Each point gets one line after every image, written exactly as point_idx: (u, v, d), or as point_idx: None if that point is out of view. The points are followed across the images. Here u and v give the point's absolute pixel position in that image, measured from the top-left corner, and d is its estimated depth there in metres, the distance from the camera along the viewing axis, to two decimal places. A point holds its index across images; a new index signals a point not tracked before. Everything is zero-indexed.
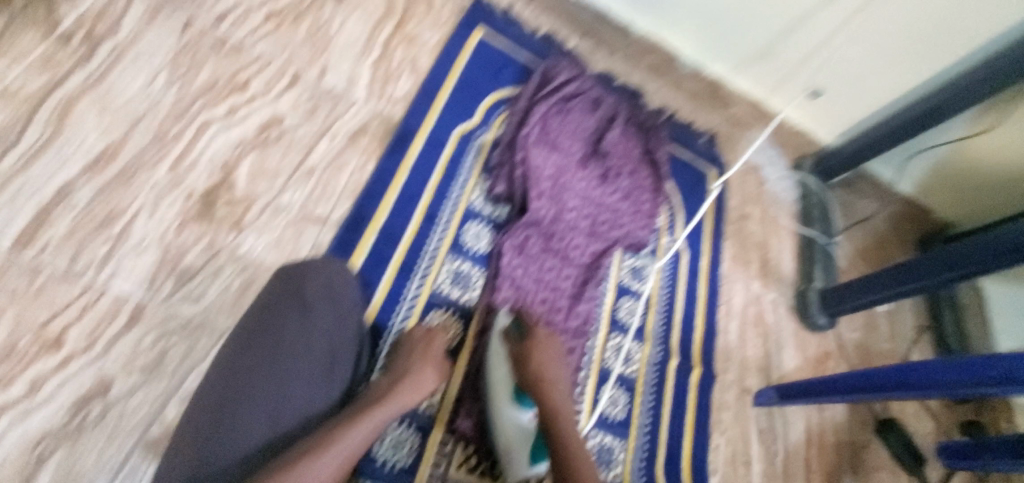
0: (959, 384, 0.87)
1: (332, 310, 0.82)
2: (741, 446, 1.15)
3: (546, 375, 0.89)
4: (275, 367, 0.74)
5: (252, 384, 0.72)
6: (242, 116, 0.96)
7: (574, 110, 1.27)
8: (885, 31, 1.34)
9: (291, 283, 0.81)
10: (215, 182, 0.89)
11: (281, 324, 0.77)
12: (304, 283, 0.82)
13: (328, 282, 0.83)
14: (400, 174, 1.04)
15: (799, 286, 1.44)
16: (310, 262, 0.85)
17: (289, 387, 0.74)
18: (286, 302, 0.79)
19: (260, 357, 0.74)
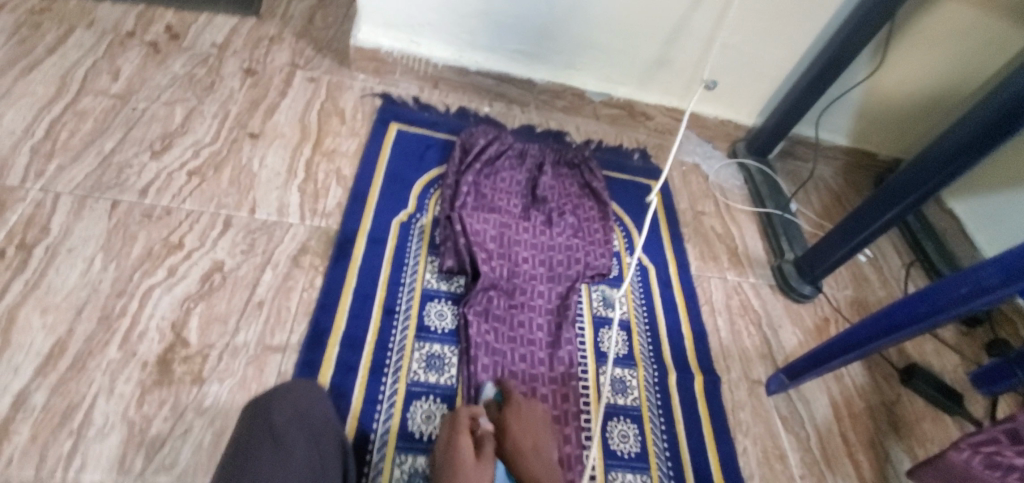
0: (940, 310, 0.89)
1: (305, 433, 0.79)
2: (770, 441, 1.10)
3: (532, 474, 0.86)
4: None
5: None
6: (183, 273, 0.99)
7: (503, 169, 1.32)
8: (762, 11, 1.40)
9: (257, 420, 0.77)
10: (168, 344, 0.90)
11: (262, 454, 0.72)
12: (271, 414, 0.79)
13: (296, 407, 0.82)
14: (349, 279, 1.06)
15: (773, 262, 1.44)
16: (273, 392, 0.83)
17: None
18: (259, 437, 0.75)
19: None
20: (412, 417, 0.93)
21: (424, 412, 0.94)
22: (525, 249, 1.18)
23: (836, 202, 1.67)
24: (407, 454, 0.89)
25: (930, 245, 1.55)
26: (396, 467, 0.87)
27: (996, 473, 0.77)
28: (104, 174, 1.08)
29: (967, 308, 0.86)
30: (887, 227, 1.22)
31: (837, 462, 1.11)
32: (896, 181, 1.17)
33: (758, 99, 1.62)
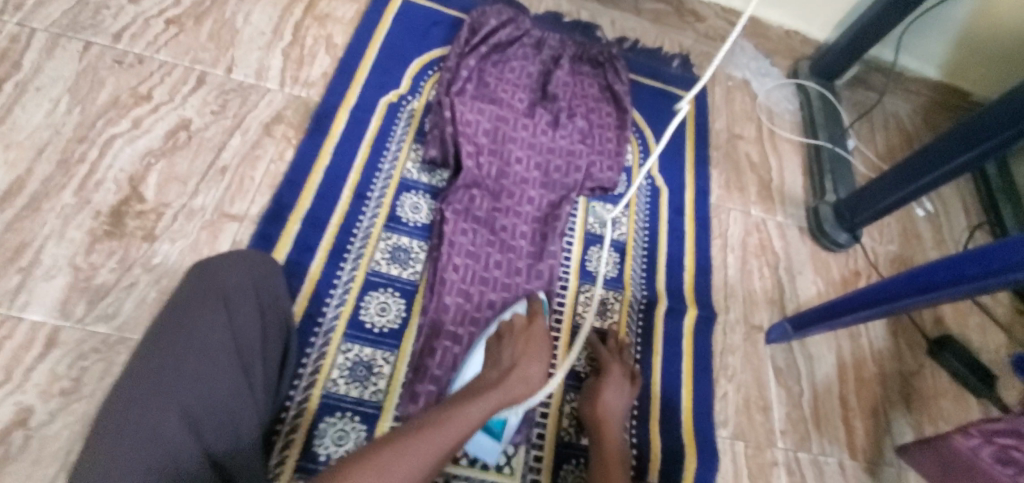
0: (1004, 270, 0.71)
1: (253, 306, 0.74)
2: (756, 391, 1.00)
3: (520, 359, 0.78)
4: (193, 368, 0.65)
5: (169, 388, 0.63)
6: (147, 127, 0.93)
7: (513, 57, 1.17)
8: None
9: (203, 282, 0.72)
10: (123, 197, 0.86)
11: (197, 319, 0.68)
12: (219, 278, 0.73)
13: (247, 277, 0.75)
14: (322, 155, 0.97)
15: (810, 204, 1.26)
16: (223, 256, 0.76)
17: (211, 389, 0.66)
18: (200, 298, 0.70)
19: (175, 359, 0.65)
20: (366, 307, 0.88)
21: (380, 303, 0.89)
22: (521, 148, 1.06)
23: (904, 142, 1.44)
24: (354, 342, 0.85)
25: (1010, 211, 1.33)
26: (340, 354, 0.83)
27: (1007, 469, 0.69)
28: (79, 11, 1.00)
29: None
30: (956, 174, 1.02)
31: (827, 424, 1.01)
32: (979, 118, 0.97)
33: (834, 9, 1.41)
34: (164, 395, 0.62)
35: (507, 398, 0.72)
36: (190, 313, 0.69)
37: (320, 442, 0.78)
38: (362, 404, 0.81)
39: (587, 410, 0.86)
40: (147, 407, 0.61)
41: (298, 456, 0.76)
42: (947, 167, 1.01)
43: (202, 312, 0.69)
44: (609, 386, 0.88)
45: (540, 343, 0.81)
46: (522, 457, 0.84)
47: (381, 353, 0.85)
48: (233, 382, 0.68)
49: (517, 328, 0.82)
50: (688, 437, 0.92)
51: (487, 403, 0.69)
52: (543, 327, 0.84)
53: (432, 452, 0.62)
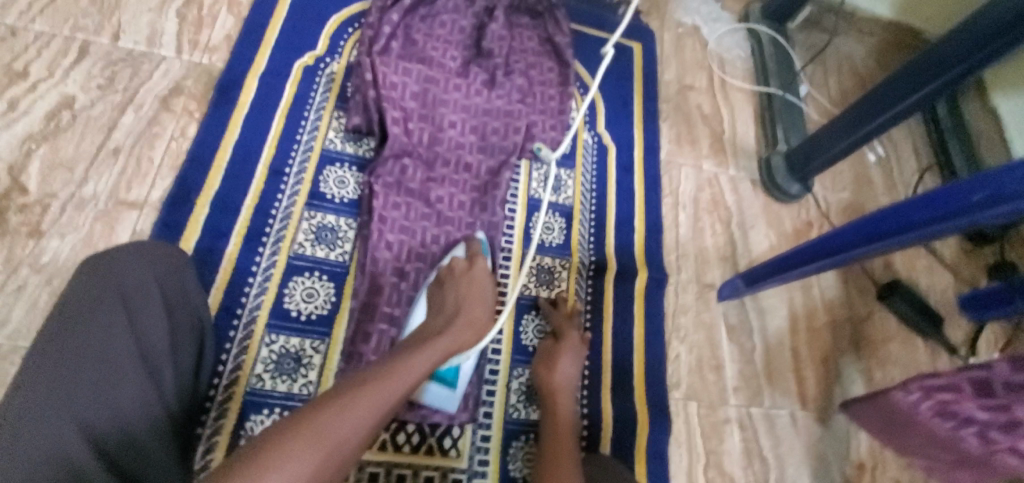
0: (965, 209, 0.67)
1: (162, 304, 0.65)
2: (709, 350, 0.99)
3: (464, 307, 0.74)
4: (94, 380, 0.56)
5: (60, 403, 0.53)
6: (26, 109, 0.83)
7: (443, 10, 1.07)
8: None
9: (96, 276, 0.61)
10: (2, 190, 0.77)
11: (95, 321, 0.58)
12: (118, 272, 0.63)
13: (153, 270, 0.66)
14: (230, 129, 0.88)
15: (763, 154, 1.22)
16: (119, 246, 0.65)
17: (112, 402, 0.56)
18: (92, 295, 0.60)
19: (68, 365, 0.55)
20: (290, 295, 0.81)
21: (306, 289, 0.82)
22: (454, 111, 0.98)
23: (857, 84, 1.40)
24: (278, 333, 0.78)
25: (957, 148, 1.31)
26: (264, 347, 0.77)
27: (950, 423, 0.66)
28: None
29: (972, 220, 0.67)
30: (905, 115, 0.99)
31: (779, 377, 1.01)
32: (927, 55, 0.93)
33: None
34: (60, 409, 0.53)
35: (453, 347, 0.68)
36: (83, 313, 0.58)
37: (247, 443, 0.72)
38: (291, 398, 0.76)
39: (540, 376, 0.83)
40: (38, 424, 0.51)
41: (222, 460, 0.71)
42: (895, 110, 0.98)
43: (98, 311, 0.59)
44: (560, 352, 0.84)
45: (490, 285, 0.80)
46: (469, 438, 0.81)
47: (310, 343, 0.79)
48: (145, 393, 0.59)
49: (458, 271, 0.80)
50: (640, 403, 0.90)
51: (435, 351, 0.65)
52: (485, 268, 0.81)
53: (370, 411, 0.55)
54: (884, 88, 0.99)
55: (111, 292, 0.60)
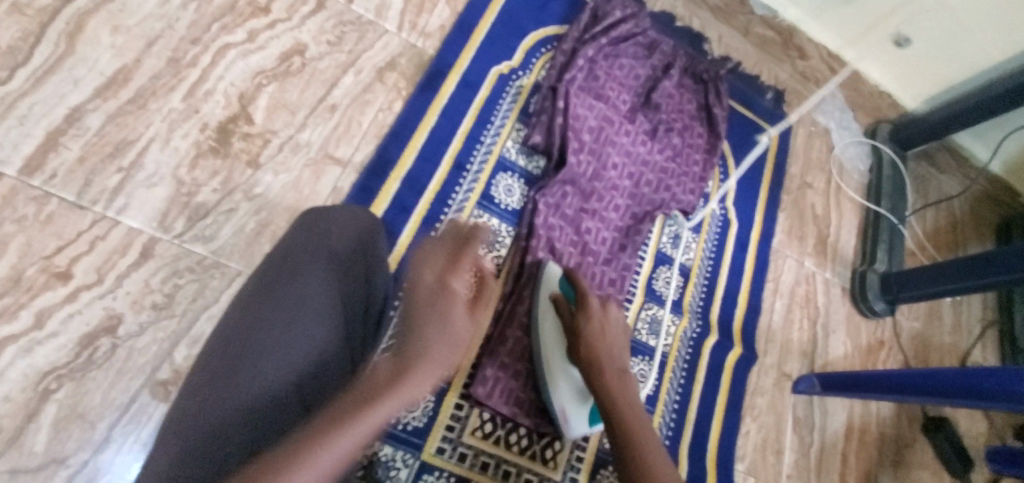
0: None
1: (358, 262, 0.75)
2: (774, 434, 1.08)
3: (596, 352, 0.78)
4: (297, 320, 0.68)
5: (271, 337, 0.65)
6: (262, 43, 0.88)
7: (626, 55, 1.14)
8: None
9: (314, 232, 0.74)
10: (231, 114, 0.83)
11: (305, 273, 0.71)
12: (328, 231, 0.75)
13: (355, 232, 0.76)
14: (429, 115, 0.95)
15: (858, 268, 1.31)
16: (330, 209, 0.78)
17: (308, 339, 0.68)
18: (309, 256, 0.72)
19: (281, 306, 0.68)
20: None
21: None
22: (617, 154, 1.06)
23: (949, 230, 1.48)
24: None
25: (1022, 312, 1.42)
26: None
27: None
28: None
29: None
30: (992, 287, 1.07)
31: (827, 476, 1.10)
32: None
33: (931, 86, 1.43)
34: (269, 341, 0.65)
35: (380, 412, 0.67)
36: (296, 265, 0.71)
37: (392, 406, 0.80)
38: (433, 376, 0.84)
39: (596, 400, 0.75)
40: (255, 350, 0.64)
41: None
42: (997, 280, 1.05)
43: (309, 264, 0.71)
44: (608, 356, 0.78)
45: (619, 336, 0.82)
46: (567, 454, 0.89)
47: (457, 330, 0.87)
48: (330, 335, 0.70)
49: (594, 309, 0.82)
50: (710, 465, 0.99)
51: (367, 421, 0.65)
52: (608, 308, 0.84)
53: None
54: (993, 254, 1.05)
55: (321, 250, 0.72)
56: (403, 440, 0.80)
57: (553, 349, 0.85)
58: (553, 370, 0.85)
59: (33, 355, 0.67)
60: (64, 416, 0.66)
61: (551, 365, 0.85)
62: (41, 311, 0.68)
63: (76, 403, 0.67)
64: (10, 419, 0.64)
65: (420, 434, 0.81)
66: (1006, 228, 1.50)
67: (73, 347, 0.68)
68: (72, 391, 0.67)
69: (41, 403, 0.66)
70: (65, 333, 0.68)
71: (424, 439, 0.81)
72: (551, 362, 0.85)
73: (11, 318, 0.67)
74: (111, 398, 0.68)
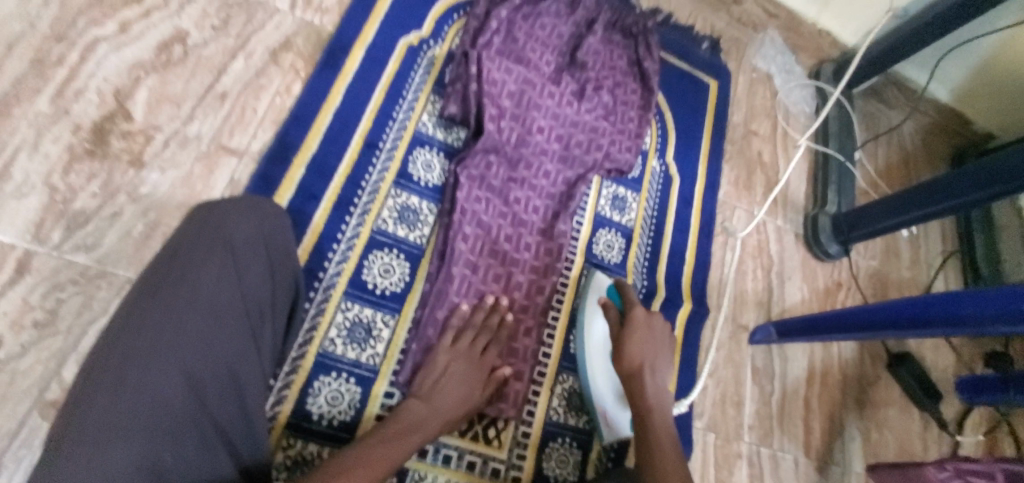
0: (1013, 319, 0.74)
1: (263, 258, 0.66)
2: (732, 387, 1.05)
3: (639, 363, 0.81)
4: (195, 327, 0.59)
5: (164, 350, 0.56)
6: (137, 34, 0.82)
7: (545, 14, 1.09)
8: None
9: (207, 227, 0.64)
10: (108, 112, 0.77)
11: (201, 272, 0.61)
12: (228, 224, 0.65)
13: (258, 226, 0.66)
14: (332, 95, 0.89)
15: (810, 211, 1.28)
16: (224, 202, 0.67)
17: (211, 351, 0.59)
18: (203, 250, 0.62)
19: (175, 309, 0.58)
20: (369, 267, 0.84)
21: (384, 265, 0.85)
22: (543, 117, 1.01)
23: (903, 163, 1.46)
24: (354, 302, 0.82)
25: (981, 239, 1.40)
26: (339, 312, 0.80)
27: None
28: None
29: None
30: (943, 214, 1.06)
31: (791, 424, 1.08)
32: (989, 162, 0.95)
33: (871, 18, 1.39)
34: (162, 354, 0.56)
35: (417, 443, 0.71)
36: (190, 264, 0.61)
37: (314, 402, 0.75)
38: (357, 367, 0.79)
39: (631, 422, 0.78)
40: (144, 366, 0.55)
41: (289, 413, 0.74)
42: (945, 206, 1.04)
43: (205, 262, 0.62)
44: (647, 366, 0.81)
45: (659, 341, 0.84)
46: (511, 432, 0.86)
47: (381, 316, 0.83)
48: (237, 343, 0.61)
49: (641, 318, 0.84)
50: None
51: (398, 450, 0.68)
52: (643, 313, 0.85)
53: None
54: (939, 178, 1.03)
55: (218, 244, 0.63)
56: (329, 436, 0.75)
57: (592, 350, 0.89)
58: (590, 371, 0.88)
59: None
60: None
61: (589, 367, 0.88)
62: None
63: None
64: None
65: (348, 428, 0.76)
66: (960, 157, 1.50)
67: None
68: None
69: None
70: None
71: (353, 434, 0.76)
72: (591, 365, 0.88)
73: None
74: None
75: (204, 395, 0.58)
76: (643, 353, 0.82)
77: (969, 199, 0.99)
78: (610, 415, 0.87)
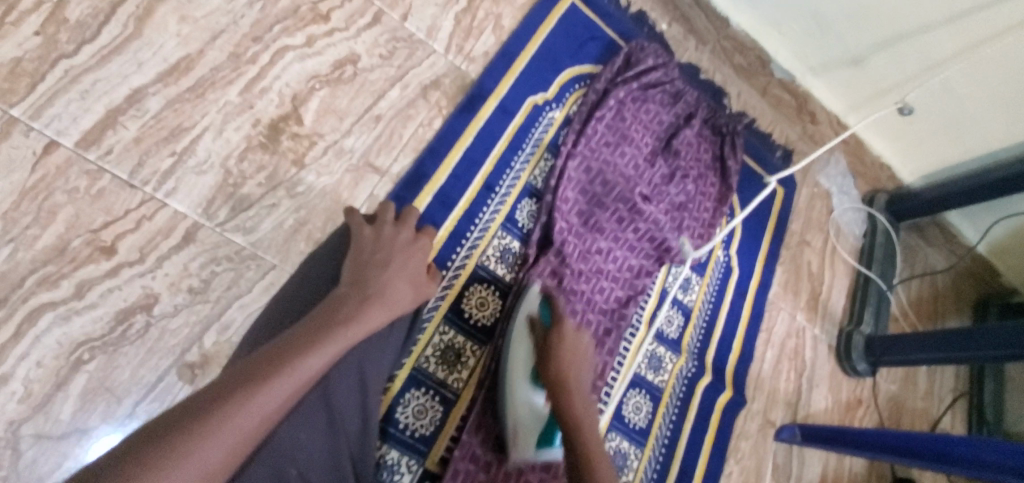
0: (1008, 470, 0.86)
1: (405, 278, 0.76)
2: (753, 477, 1.13)
3: (569, 374, 0.82)
4: None
5: None
6: (319, 48, 0.91)
7: (652, 101, 1.20)
8: (984, 86, 1.31)
9: (370, 245, 0.76)
10: (283, 113, 0.86)
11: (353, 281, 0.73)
12: (383, 247, 0.76)
13: (407, 253, 0.77)
14: (465, 136, 0.99)
15: (845, 326, 1.37)
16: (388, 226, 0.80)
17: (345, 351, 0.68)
18: (362, 262, 0.74)
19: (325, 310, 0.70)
20: (467, 298, 0.93)
21: (479, 298, 0.94)
22: (626, 209, 1.09)
23: (931, 300, 1.55)
24: (450, 327, 0.90)
25: (991, 386, 1.49)
26: (437, 334, 0.89)
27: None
28: None
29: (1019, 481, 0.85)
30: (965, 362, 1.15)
31: None
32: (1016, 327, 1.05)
33: (931, 163, 1.52)
34: None
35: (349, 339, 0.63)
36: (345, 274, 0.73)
37: (403, 411, 0.84)
38: (443, 388, 0.88)
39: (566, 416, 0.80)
40: None
41: (381, 416, 0.82)
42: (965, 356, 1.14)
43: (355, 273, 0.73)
44: (576, 386, 0.82)
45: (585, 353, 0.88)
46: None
47: (470, 345, 0.91)
48: (367, 346, 0.70)
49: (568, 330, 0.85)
50: None
51: (338, 343, 0.61)
52: (586, 334, 0.86)
53: (248, 414, 0.52)
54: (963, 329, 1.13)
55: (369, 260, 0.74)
56: (409, 447, 0.83)
57: (517, 366, 0.86)
58: (515, 389, 0.85)
59: (69, 325, 0.69)
60: (93, 388, 0.69)
61: (518, 383, 0.85)
62: (82, 282, 0.71)
63: (104, 377, 0.70)
64: (42, 384, 0.67)
65: (427, 442, 0.84)
66: (984, 304, 1.60)
67: (110, 320, 0.71)
68: (102, 364, 0.70)
69: (71, 373, 0.68)
70: (102, 306, 0.71)
71: (429, 448, 0.85)
72: (514, 380, 0.85)
73: (52, 285, 0.70)
74: (139, 375, 0.71)
75: (334, 389, 0.67)
76: (572, 362, 0.83)
77: (987, 355, 1.09)
78: (518, 434, 0.83)
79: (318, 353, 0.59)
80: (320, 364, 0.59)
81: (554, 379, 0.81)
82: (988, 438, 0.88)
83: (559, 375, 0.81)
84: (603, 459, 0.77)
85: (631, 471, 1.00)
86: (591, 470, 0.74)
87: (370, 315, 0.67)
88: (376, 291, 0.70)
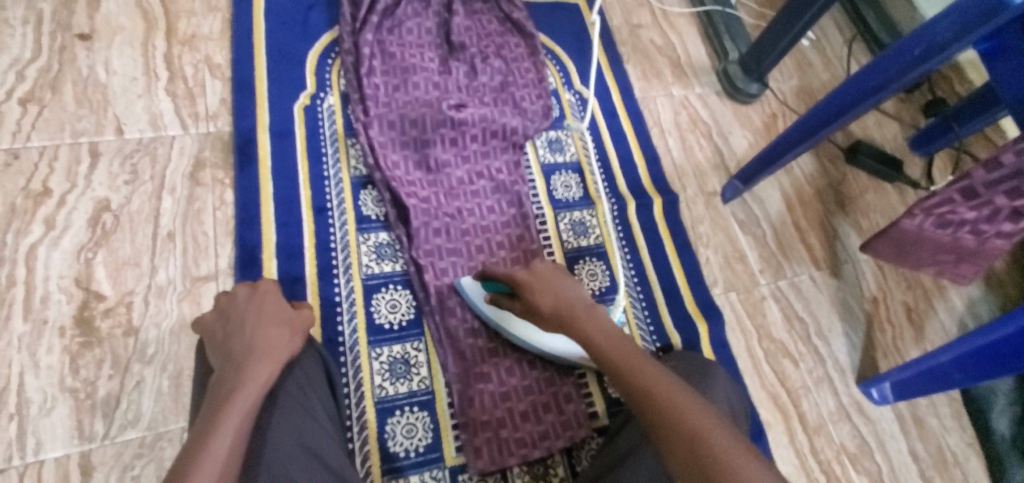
0: (900, 73, 0.81)
1: (278, 326, 0.67)
2: (730, 247, 1.13)
3: (568, 308, 0.70)
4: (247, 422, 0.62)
5: None
6: (65, 223, 0.84)
7: (406, 15, 1.10)
8: None
9: (218, 324, 0.67)
10: (80, 303, 0.80)
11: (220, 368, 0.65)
12: (232, 322, 0.66)
13: (258, 311, 0.67)
14: (263, 185, 0.93)
15: (718, 67, 1.35)
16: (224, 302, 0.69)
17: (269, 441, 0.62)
18: (218, 341, 0.65)
19: None
20: (377, 311, 0.90)
21: (389, 303, 0.91)
22: (451, 128, 1.02)
23: None
24: (381, 346, 0.88)
25: (871, 15, 1.47)
26: (374, 360, 0.87)
27: (947, 231, 0.77)
28: None
29: (918, 71, 0.79)
30: (823, 12, 1.11)
31: (792, 251, 1.17)
32: None
33: None
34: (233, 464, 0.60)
35: (251, 398, 0.57)
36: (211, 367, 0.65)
37: (394, 441, 0.83)
38: (414, 396, 0.86)
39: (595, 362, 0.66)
40: None
41: (379, 461, 0.81)
42: (817, 8, 1.10)
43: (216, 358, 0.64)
44: (578, 311, 0.70)
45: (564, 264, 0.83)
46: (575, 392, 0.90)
47: (410, 345, 0.89)
48: (290, 420, 0.64)
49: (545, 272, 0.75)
50: (693, 310, 1.05)
51: (239, 404, 0.56)
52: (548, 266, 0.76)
53: None
54: None
55: (220, 338, 0.65)
56: (423, 464, 0.83)
57: (532, 337, 0.87)
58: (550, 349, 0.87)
59: None
60: None
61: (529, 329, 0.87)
62: None
63: None
64: None
65: (434, 448, 0.84)
66: None
67: None
68: None
69: None
70: None
71: (441, 450, 0.84)
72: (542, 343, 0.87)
73: None
74: None
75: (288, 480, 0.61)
76: (570, 297, 0.72)
77: None
78: None
79: (227, 423, 0.54)
80: (228, 440, 0.53)
81: (556, 320, 0.71)
82: (881, 55, 0.83)
83: (557, 314, 0.71)
84: (644, 371, 0.60)
85: (625, 326, 1.01)
86: (634, 376, 0.60)
87: (253, 371, 0.60)
88: (245, 350, 0.63)
